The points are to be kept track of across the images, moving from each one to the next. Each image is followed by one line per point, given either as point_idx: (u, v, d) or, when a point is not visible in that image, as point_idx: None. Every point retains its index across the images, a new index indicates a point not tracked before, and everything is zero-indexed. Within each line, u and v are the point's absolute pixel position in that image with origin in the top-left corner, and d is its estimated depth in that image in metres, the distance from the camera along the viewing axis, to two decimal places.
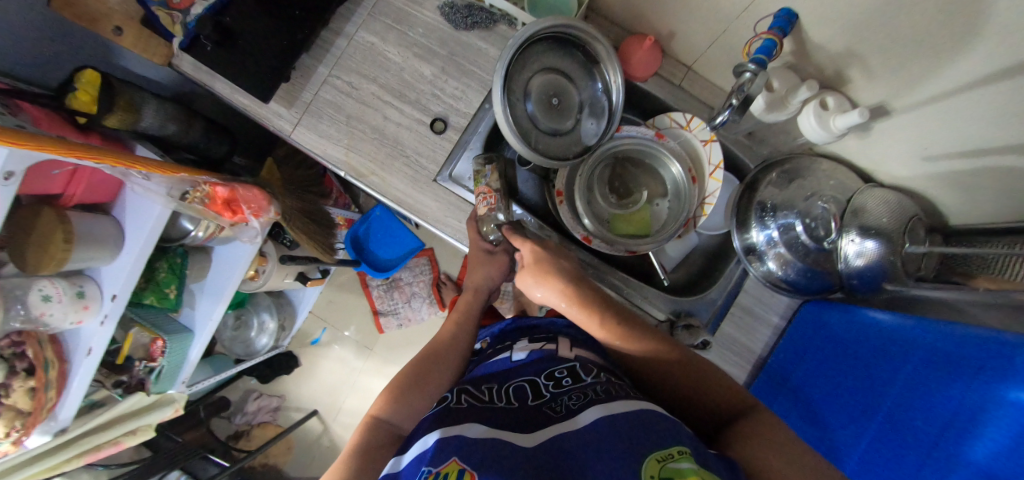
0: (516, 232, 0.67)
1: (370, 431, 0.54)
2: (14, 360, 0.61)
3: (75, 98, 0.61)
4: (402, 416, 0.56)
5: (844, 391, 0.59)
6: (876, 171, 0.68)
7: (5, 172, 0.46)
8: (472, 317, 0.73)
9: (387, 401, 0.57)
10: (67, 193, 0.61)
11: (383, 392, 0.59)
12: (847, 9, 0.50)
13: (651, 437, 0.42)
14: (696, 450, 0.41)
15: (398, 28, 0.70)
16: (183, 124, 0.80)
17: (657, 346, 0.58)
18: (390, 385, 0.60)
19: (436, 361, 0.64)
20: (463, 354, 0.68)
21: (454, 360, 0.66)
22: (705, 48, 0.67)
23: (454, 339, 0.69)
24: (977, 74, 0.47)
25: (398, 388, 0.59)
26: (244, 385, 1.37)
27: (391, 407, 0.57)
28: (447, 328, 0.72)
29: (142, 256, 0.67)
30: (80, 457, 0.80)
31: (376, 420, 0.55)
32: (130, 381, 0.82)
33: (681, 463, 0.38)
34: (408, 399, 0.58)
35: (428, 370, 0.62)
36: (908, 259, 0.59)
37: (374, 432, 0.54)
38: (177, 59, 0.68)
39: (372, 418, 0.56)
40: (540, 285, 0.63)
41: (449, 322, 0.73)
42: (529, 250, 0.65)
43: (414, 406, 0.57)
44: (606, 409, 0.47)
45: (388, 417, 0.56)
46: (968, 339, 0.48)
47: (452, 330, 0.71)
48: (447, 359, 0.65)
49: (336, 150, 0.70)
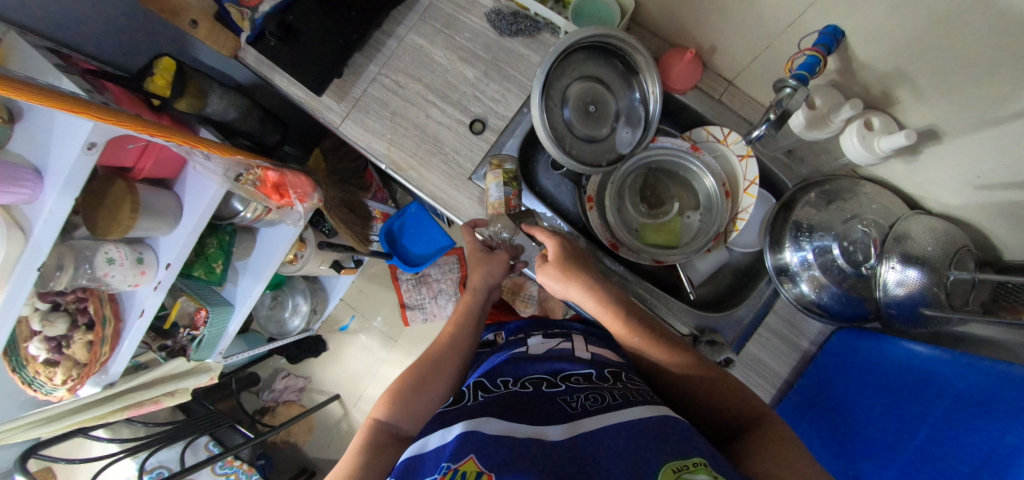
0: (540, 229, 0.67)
1: (372, 433, 0.56)
2: (77, 314, 0.67)
3: (153, 81, 0.68)
4: (402, 420, 0.58)
5: (874, 424, 0.57)
6: (925, 198, 0.65)
7: (87, 143, 0.51)
8: (472, 318, 0.69)
9: (389, 403, 0.59)
10: (138, 166, 0.68)
11: (385, 394, 0.60)
12: (899, 29, 0.49)
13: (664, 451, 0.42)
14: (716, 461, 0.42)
15: (446, 31, 0.74)
16: (243, 111, 0.86)
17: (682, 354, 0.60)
18: (392, 387, 0.61)
19: (435, 366, 0.63)
20: (464, 356, 0.66)
21: (455, 364, 0.64)
22: (747, 62, 0.66)
23: (455, 341, 0.67)
24: None
25: (398, 394, 0.59)
26: (274, 364, 1.44)
27: (392, 410, 0.58)
28: (448, 330, 0.69)
29: (196, 229, 0.73)
30: (123, 410, 0.85)
31: (377, 423, 0.57)
32: (174, 346, 0.88)
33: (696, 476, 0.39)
34: (408, 403, 0.58)
35: (425, 375, 0.62)
36: (953, 293, 0.56)
37: (376, 434, 0.56)
38: (242, 52, 0.74)
39: (373, 419, 0.58)
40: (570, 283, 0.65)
41: (450, 321, 0.70)
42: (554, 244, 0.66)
43: (412, 408, 0.58)
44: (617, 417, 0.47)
45: (390, 420, 0.57)
46: (1010, 379, 0.45)
47: (451, 331, 0.68)
48: (447, 364, 0.64)
49: (379, 144, 0.73)
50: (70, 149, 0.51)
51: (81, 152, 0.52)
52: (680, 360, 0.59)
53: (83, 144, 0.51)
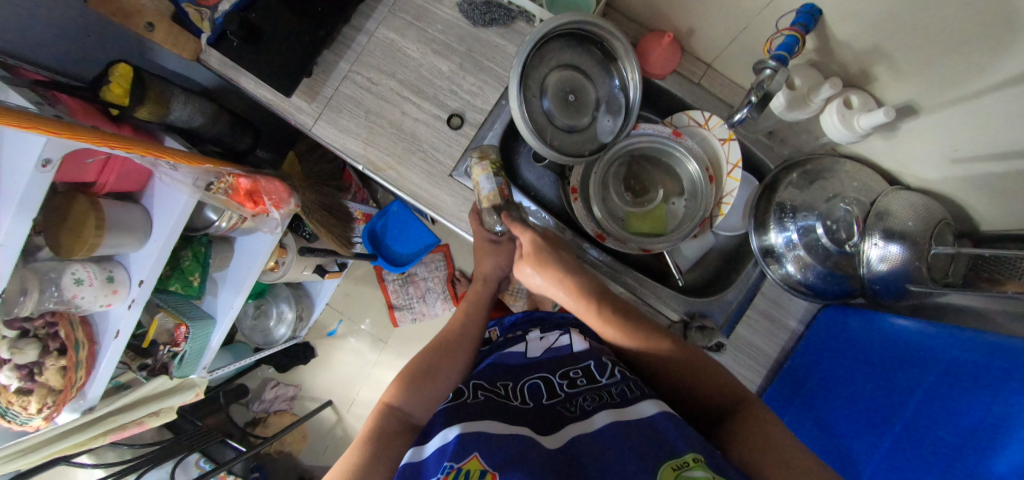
0: (519, 224, 0.68)
1: (383, 418, 0.54)
2: (47, 340, 0.64)
3: (109, 90, 0.64)
4: (414, 405, 0.56)
5: (860, 399, 0.58)
6: (903, 173, 0.66)
7: (42, 160, 0.48)
8: (482, 306, 0.72)
9: (401, 389, 0.57)
10: (99, 181, 0.64)
11: (396, 380, 0.59)
12: (875, 5, 0.48)
13: (664, 447, 0.43)
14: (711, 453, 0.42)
15: (417, 24, 0.71)
16: (210, 117, 0.82)
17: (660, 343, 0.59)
18: (404, 372, 0.59)
19: (448, 352, 0.63)
20: (475, 344, 0.66)
21: (467, 350, 0.64)
22: (725, 45, 0.66)
23: (467, 329, 0.68)
24: (1008, 73, 0.45)
25: (411, 377, 0.58)
26: (263, 373, 1.41)
27: (404, 395, 0.56)
28: (459, 317, 0.70)
29: (168, 244, 0.70)
30: (105, 435, 0.83)
31: (388, 407, 0.55)
32: (154, 364, 0.85)
33: (695, 472, 0.39)
34: (421, 389, 0.57)
35: (439, 360, 0.61)
36: (934, 266, 0.57)
37: (386, 419, 0.54)
38: (205, 54, 0.71)
39: (384, 404, 0.56)
40: (541, 273, 0.66)
41: (460, 311, 0.71)
42: (529, 239, 0.67)
43: (426, 394, 0.57)
44: (616, 415, 0.48)
45: (401, 405, 0.56)
46: (995, 350, 0.45)
47: (464, 321, 0.69)
48: (459, 351, 0.63)
49: (355, 144, 0.71)
50: (23, 167, 0.48)
51: (35, 170, 0.49)
52: (658, 349, 0.59)
53: (37, 161, 0.48)
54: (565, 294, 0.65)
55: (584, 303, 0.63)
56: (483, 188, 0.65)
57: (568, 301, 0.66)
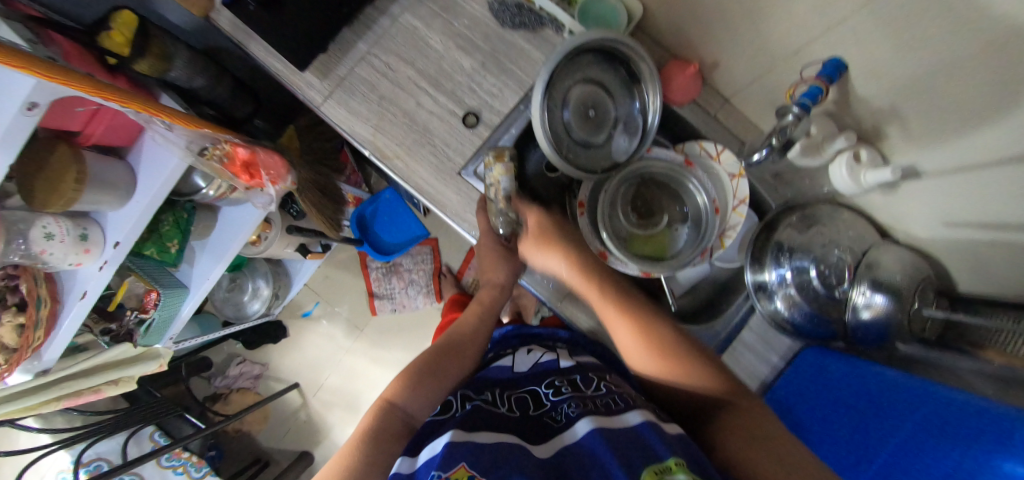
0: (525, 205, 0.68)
1: (383, 415, 0.51)
2: (7, 293, 0.60)
3: (110, 37, 0.61)
4: (416, 405, 0.54)
5: (838, 441, 0.60)
6: (895, 228, 0.68)
7: (29, 103, 0.44)
8: (493, 312, 0.72)
9: (405, 386, 0.55)
10: (86, 131, 0.60)
11: (398, 377, 0.57)
12: (898, 68, 0.50)
13: (646, 452, 0.43)
14: (692, 461, 0.43)
15: (444, 15, 0.69)
16: (210, 78, 0.78)
17: (667, 338, 0.59)
18: (407, 371, 0.57)
19: (454, 353, 0.63)
20: (481, 349, 0.67)
21: (472, 353, 0.65)
22: (746, 82, 0.67)
23: (476, 333, 0.68)
24: (999, 153, 0.48)
25: (415, 376, 0.57)
26: (229, 348, 1.36)
27: (407, 394, 0.54)
28: (469, 320, 0.70)
29: (153, 204, 0.66)
30: (58, 401, 0.78)
31: (390, 405, 0.53)
32: (119, 330, 0.81)
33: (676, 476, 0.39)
34: (426, 389, 0.56)
35: (446, 360, 0.61)
36: (914, 320, 0.60)
37: (387, 417, 0.51)
38: (215, 13, 0.68)
39: (385, 402, 0.53)
40: (546, 251, 0.68)
41: (470, 313, 0.72)
42: (534, 218, 0.69)
43: (428, 393, 0.56)
44: (599, 422, 0.48)
45: (403, 405, 0.53)
46: (961, 408, 0.48)
47: (474, 322, 0.70)
48: (466, 354, 0.64)
49: (364, 129, 0.69)
50: (3, 108, 0.43)
51: (18, 113, 0.44)
52: (666, 345, 0.58)
53: (24, 104, 0.43)
54: (566, 269, 0.67)
55: (586, 281, 0.65)
56: (502, 187, 0.63)
57: (568, 275, 0.67)
